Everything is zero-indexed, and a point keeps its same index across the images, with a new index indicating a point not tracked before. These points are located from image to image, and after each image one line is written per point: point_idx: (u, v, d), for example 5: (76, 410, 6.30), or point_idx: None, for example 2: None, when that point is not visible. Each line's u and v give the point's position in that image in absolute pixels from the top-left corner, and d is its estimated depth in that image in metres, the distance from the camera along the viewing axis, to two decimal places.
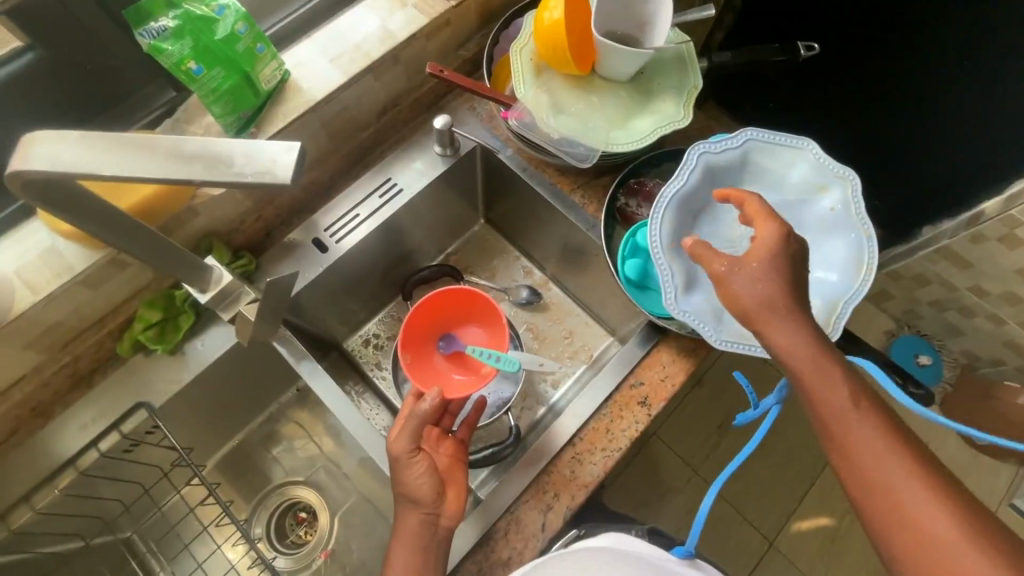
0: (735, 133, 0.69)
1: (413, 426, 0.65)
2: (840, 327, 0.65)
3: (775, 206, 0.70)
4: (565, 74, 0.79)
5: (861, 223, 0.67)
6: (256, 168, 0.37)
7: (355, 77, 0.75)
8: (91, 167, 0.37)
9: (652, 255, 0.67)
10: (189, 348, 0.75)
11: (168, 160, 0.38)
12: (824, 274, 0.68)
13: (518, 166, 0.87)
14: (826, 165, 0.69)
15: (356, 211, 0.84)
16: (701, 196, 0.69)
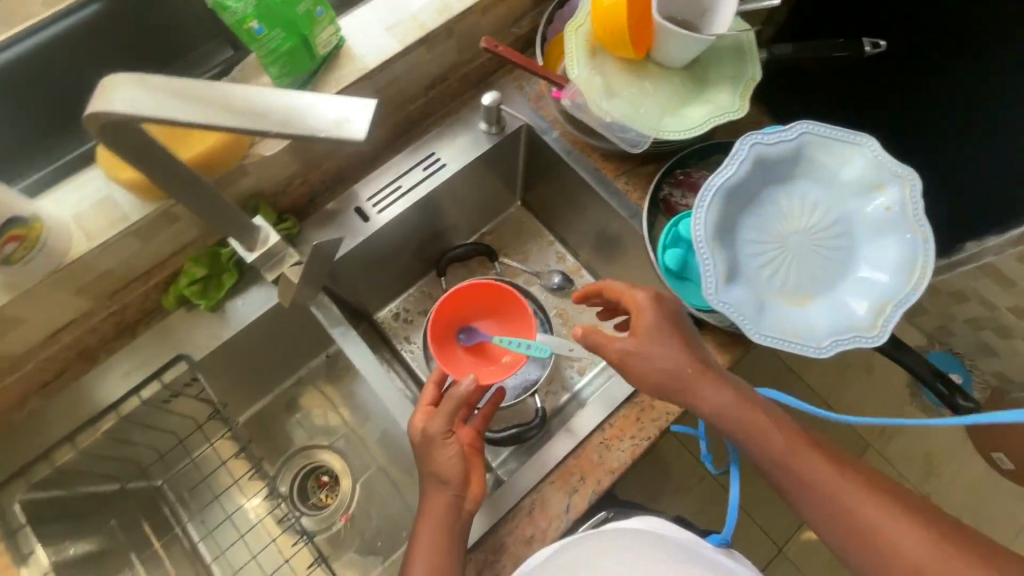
0: (791, 125, 0.67)
1: (450, 408, 0.66)
2: (887, 331, 0.64)
3: (825, 203, 0.68)
4: (620, 57, 0.78)
5: (917, 225, 0.65)
6: (326, 122, 0.37)
7: (409, 47, 0.75)
8: (164, 111, 0.38)
9: (696, 243, 0.65)
10: (230, 307, 0.76)
11: (238, 108, 0.38)
12: (873, 275, 0.66)
13: (563, 149, 0.86)
14: (885, 163, 0.66)
15: (398, 183, 0.84)
16: (750, 188, 0.68)
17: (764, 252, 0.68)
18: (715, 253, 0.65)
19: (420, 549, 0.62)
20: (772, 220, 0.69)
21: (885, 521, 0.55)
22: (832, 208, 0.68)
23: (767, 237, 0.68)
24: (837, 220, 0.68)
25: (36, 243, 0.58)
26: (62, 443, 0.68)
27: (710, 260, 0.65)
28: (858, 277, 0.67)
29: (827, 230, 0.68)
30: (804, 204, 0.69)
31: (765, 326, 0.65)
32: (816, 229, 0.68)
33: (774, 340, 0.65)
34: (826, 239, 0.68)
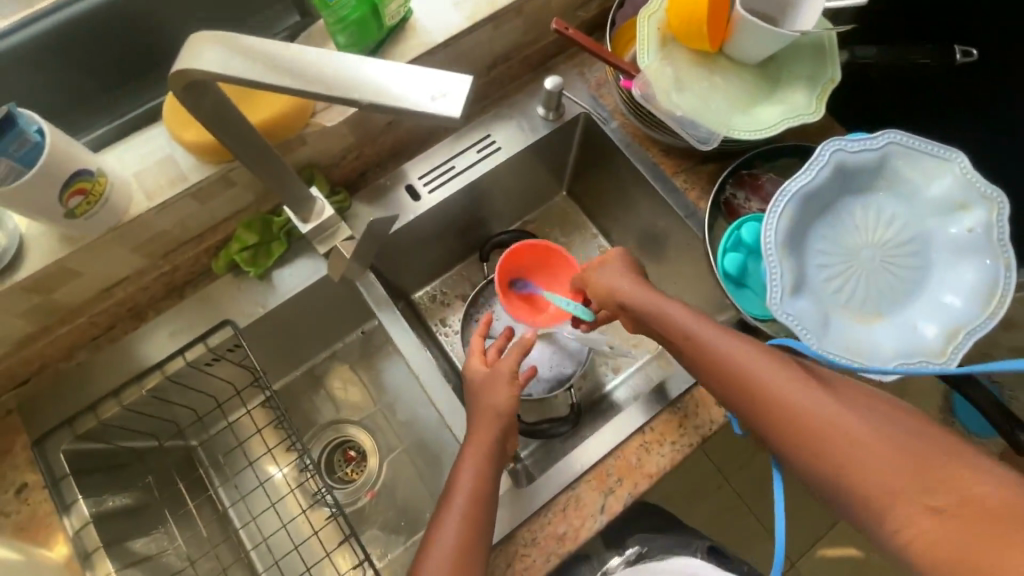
0: (877, 134, 0.64)
1: (522, 348, 0.70)
2: (957, 359, 0.61)
3: (902, 218, 0.65)
4: (693, 48, 0.75)
5: (1002, 251, 0.61)
6: (419, 96, 0.35)
7: (477, 24, 0.72)
8: (252, 73, 0.36)
9: (764, 250, 0.63)
10: (277, 276, 0.76)
11: (325, 75, 0.36)
12: (947, 298, 0.63)
13: (622, 141, 0.84)
14: (974, 181, 0.62)
15: (451, 163, 0.83)
16: (825, 196, 0.65)
17: (832, 264, 0.65)
18: (783, 262, 0.63)
19: (460, 491, 0.61)
20: (843, 232, 0.66)
21: (813, 404, 0.48)
22: (909, 224, 0.65)
23: (836, 249, 0.65)
24: (913, 237, 0.65)
25: (99, 197, 0.58)
26: (109, 398, 0.69)
27: (776, 268, 0.63)
28: (931, 299, 0.63)
29: (902, 248, 0.65)
30: (878, 217, 0.66)
31: (828, 342, 0.62)
32: (888, 245, 0.65)
33: (838, 357, 0.62)
34: (899, 256, 0.65)
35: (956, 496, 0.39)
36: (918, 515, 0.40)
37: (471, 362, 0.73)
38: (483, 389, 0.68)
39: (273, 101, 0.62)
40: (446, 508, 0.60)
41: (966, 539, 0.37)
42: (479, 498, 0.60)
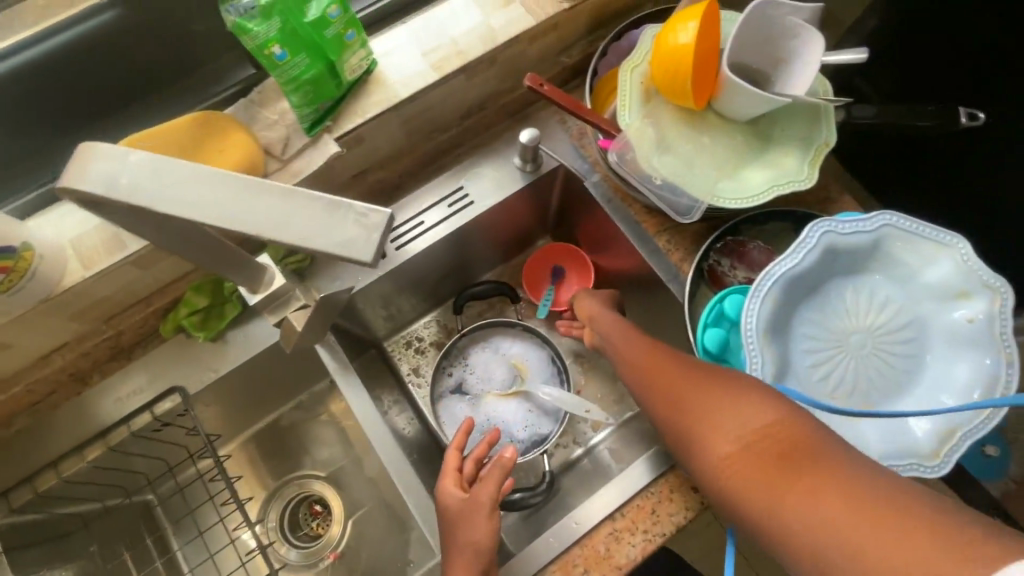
0: (869, 214, 0.59)
1: (500, 474, 0.64)
2: (950, 462, 0.56)
3: (896, 303, 0.60)
4: (678, 106, 0.70)
5: (1005, 345, 0.56)
6: (337, 236, 0.31)
7: (445, 76, 0.68)
8: (146, 199, 0.32)
9: (743, 337, 0.58)
10: (231, 338, 0.72)
11: (227, 202, 0.32)
12: (942, 395, 0.58)
13: (602, 196, 0.79)
14: (975, 269, 0.57)
15: (421, 217, 0.78)
16: (812, 278, 0.60)
17: (818, 350, 0.60)
18: (764, 351, 0.58)
19: None
20: (831, 316, 0.61)
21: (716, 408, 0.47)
22: (903, 310, 0.60)
23: (823, 335, 0.61)
24: (908, 323, 0.60)
25: (24, 273, 0.54)
26: (47, 469, 0.65)
27: (757, 356, 0.58)
28: (924, 394, 0.59)
29: (895, 333, 0.60)
30: (870, 300, 0.61)
31: None
32: (879, 332, 0.61)
33: None
34: (891, 341, 0.60)
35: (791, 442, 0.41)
36: (732, 449, 0.44)
37: (444, 482, 0.66)
38: (460, 527, 0.62)
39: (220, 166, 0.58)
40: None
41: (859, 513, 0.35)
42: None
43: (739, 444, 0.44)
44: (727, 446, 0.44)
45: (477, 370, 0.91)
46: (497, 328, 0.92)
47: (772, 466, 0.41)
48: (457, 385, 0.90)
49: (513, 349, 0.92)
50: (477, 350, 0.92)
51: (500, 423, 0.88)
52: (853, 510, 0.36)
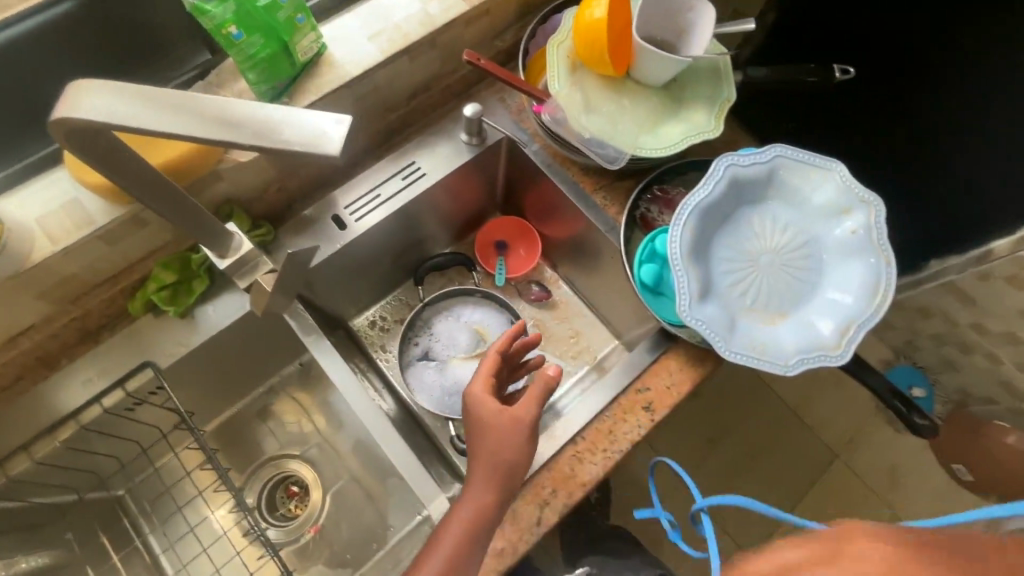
0: (763, 149, 0.69)
1: (542, 394, 0.68)
2: (851, 350, 0.66)
3: (795, 224, 0.71)
4: (600, 75, 0.79)
5: (881, 248, 0.67)
6: (302, 137, 0.38)
7: (390, 57, 0.75)
8: (133, 119, 0.38)
9: (670, 260, 0.66)
10: (201, 314, 0.74)
11: (208, 119, 0.38)
12: (839, 295, 0.68)
13: (543, 162, 0.87)
14: (851, 188, 0.69)
15: (377, 191, 0.84)
16: (724, 207, 0.70)
17: (736, 269, 0.70)
18: (688, 270, 0.67)
19: (440, 547, 0.61)
20: (743, 240, 0.70)
21: None
22: (801, 230, 0.71)
23: (738, 256, 0.70)
24: (808, 241, 0.70)
25: None
26: (18, 452, 0.66)
27: (683, 275, 0.67)
28: (824, 298, 0.69)
29: (798, 251, 0.70)
30: (774, 224, 0.71)
31: (735, 343, 0.66)
32: (785, 251, 0.70)
33: (746, 357, 0.66)
34: (796, 258, 0.70)
35: None
36: None
37: (482, 396, 0.68)
38: (493, 438, 0.65)
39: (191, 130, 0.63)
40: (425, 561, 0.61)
41: None
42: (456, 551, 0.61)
43: None
44: None
45: (442, 336, 0.96)
46: (457, 297, 0.98)
47: None
48: (423, 351, 0.96)
49: (474, 314, 0.98)
50: (440, 317, 0.98)
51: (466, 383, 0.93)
52: None
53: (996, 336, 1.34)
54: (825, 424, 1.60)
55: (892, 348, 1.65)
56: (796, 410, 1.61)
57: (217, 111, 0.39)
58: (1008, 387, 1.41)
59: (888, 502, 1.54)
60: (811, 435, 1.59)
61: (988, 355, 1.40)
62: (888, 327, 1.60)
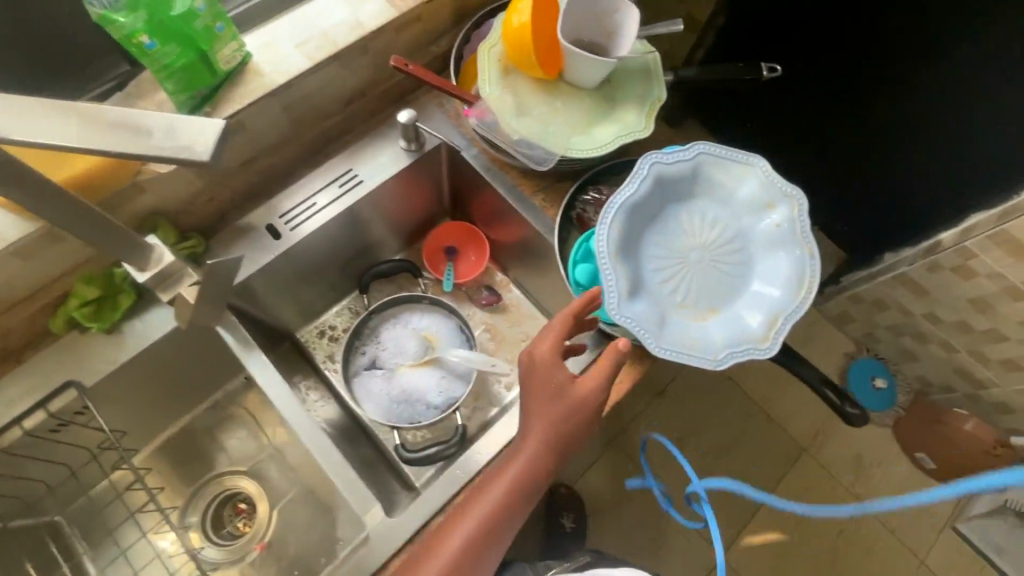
0: (687, 146, 0.70)
1: (612, 369, 0.66)
2: (779, 342, 0.67)
3: (722, 220, 0.72)
4: (532, 77, 0.80)
5: (805, 241, 0.68)
6: (175, 144, 0.39)
7: (319, 64, 0.74)
8: (2, 129, 0.37)
9: (597, 259, 0.67)
10: (129, 329, 0.73)
11: (77, 121, 0.39)
12: (767, 289, 0.69)
13: (482, 166, 0.87)
14: (775, 182, 0.70)
15: (314, 199, 0.83)
16: (650, 204, 0.70)
17: (666, 265, 0.70)
18: (616, 268, 0.67)
19: (485, 500, 0.64)
20: (672, 236, 0.71)
21: None
22: (729, 225, 0.71)
23: (668, 252, 0.71)
24: (736, 235, 0.71)
25: None
26: None
27: (611, 274, 0.67)
28: (752, 291, 0.70)
29: (727, 246, 0.71)
30: (703, 219, 0.72)
31: (665, 340, 0.67)
32: (714, 247, 0.71)
33: (677, 353, 0.67)
34: (725, 252, 0.71)
35: None
36: None
37: (552, 367, 0.66)
38: (558, 411, 0.65)
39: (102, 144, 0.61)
40: (466, 513, 0.64)
41: None
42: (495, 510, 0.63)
43: None
44: None
45: (390, 343, 0.96)
46: (404, 304, 0.98)
47: None
48: (370, 360, 0.95)
49: (422, 320, 0.97)
50: (388, 324, 0.97)
51: (413, 391, 0.92)
52: None
53: (949, 325, 1.34)
54: (791, 418, 1.61)
55: (853, 339, 1.66)
56: (762, 405, 1.62)
57: (88, 117, 0.39)
58: (964, 373, 1.43)
59: (855, 492, 1.55)
60: (777, 429, 1.60)
61: (943, 343, 1.41)
62: (848, 319, 1.61)
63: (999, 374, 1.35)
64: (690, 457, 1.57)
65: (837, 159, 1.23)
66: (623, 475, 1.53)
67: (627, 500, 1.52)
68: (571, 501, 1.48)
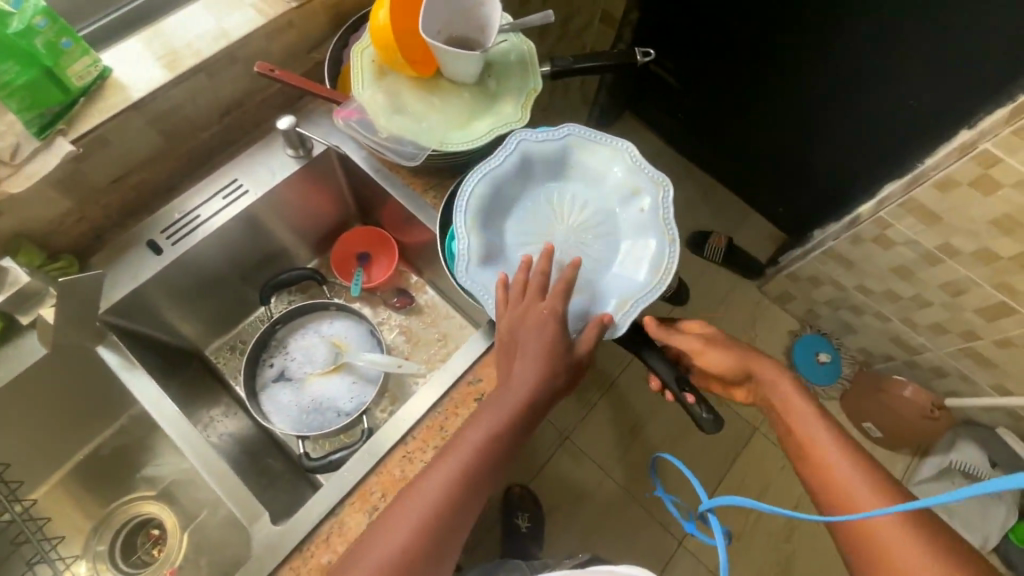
0: (556, 128, 0.79)
1: (598, 339, 0.68)
2: (630, 320, 0.72)
3: (592, 202, 0.79)
4: (405, 77, 0.81)
5: (665, 227, 0.76)
6: None
7: (184, 75, 0.74)
8: None
9: (454, 224, 0.74)
10: (1, 357, 0.70)
11: None
12: (628, 272, 0.76)
13: (371, 168, 0.87)
14: (642, 169, 0.78)
15: (197, 211, 0.82)
16: (517, 180, 0.79)
17: (530, 237, 0.78)
18: (473, 234, 0.74)
19: (450, 463, 0.63)
20: (542, 215, 0.79)
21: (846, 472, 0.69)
22: (598, 207, 0.79)
23: (535, 227, 0.78)
24: (604, 217, 0.79)
25: None
26: None
27: (465, 240, 0.74)
28: (612, 269, 0.76)
29: (595, 227, 0.78)
30: (571, 199, 0.80)
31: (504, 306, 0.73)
32: (581, 225, 0.79)
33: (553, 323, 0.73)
34: (592, 230, 0.78)
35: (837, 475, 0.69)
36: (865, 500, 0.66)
37: (561, 329, 0.67)
38: (555, 369, 0.66)
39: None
40: (457, 452, 0.63)
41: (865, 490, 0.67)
42: (486, 455, 0.63)
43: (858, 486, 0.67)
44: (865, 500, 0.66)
45: (298, 351, 0.95)
46: (313, 311, 0.97)
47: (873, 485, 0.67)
48: (278, 371, 0.93)
49: (332, 326, 0.96)
50: (297, 332, 0.96)
51: (324, 399, 0.92)
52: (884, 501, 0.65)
53: (879, 295, 1.43)
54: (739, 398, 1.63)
55: (797, 317, 1.73)
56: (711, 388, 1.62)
57: None
58: (898, 340, 1.51)
59: None
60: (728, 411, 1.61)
61: (876, 314, 1.49)
62: (789, 297, 1.69)
63: (929, 338, 1.41)
64: (643, 447, 1.56)
65: (773, 111, 1.42)
66: (576, 470, 1.53)
67: (581, 496, 1.50)
68: (527, 498, 1.47)
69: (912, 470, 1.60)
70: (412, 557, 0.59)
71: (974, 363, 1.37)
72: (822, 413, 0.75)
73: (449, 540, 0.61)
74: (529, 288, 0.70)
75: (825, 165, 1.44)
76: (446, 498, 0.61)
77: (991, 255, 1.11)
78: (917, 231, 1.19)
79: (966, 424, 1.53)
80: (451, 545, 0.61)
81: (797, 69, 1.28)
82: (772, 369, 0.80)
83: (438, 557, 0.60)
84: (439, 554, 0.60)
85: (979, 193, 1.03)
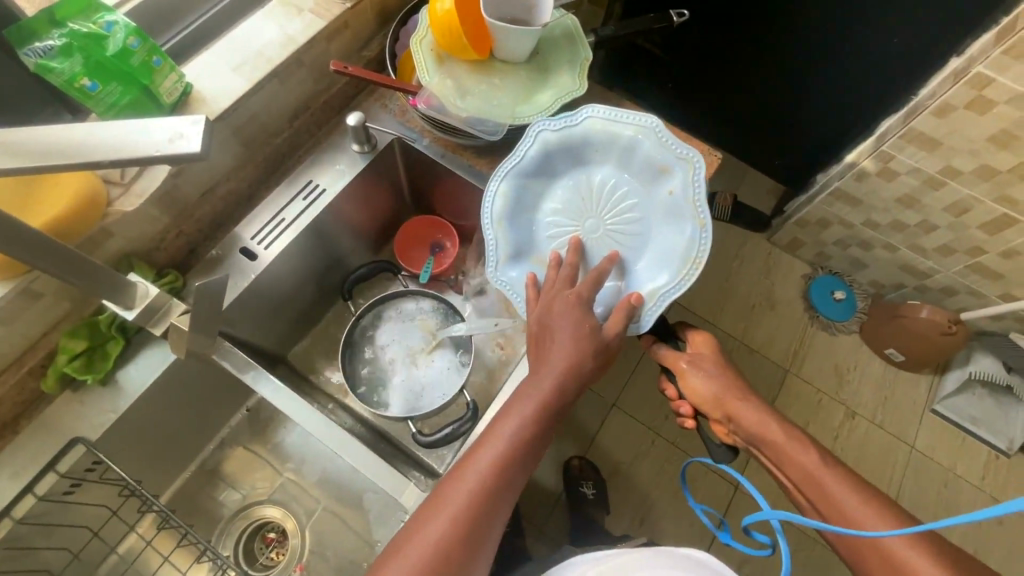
0: (574, 112, 0.80)
1: (626, 317, 0.72)
2: (658, 313, 0.75)
3: (625, 181, 0.82)
4: (465, 61, 0.84)
5: (697, 213, 0.77)
6: (157, 144, 0.40)
7: (259, 83, 0.76)
8: (44, 155, 0.40)
9: (481, 224, 0.80)
10: (123, 374, 0.74)
11: (16, 150, 0.40)
12: (662, 263, 0.78)
13: (436, 154, 0.91)
14: (674, 148, 0.78)
15: (281, 216, 0.85)
16: (542, 166, 0.82)
17: (561, 228, 0.82)
18: (499, 233, 0.81)
19: (495, 440, 0.64)
20: (571, 203, 0.83)
21: (842, 492, 0.73)
22: (631, 188, 0.82)
23: (562, 217, 0.82)
24: (632, 199, 0.81)
25: None
26: None
27: (492, 239, 0.80)
28: (644, 253, 0.79)
29: (629, 213, 0.81)
30: (599, 183, 0.83)
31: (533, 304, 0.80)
32: (611, 208, 0.82)
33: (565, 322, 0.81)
34: (622, 213, 0.81)
35: (830, 489, 0.74)
36: (862, 510, 0.71)
37: (585, 311, 0.71)
38: (582, 351, 0.68)
39: (69, 186, 0.63)
40: (489, 445, 0.64)
41: (860, 501, 0.72)
42: (517, 446, 0.64)
43: (855, 499, 0.72)
44: (859, 509, 0.71)
45: (387, 346, 0.97)
46: (390, 299, 0.99)
47: (869, 495, 0.72)
48: (374, 375, 0.95)
49: (412, 313, 0.99)
50: (379, 330, 0.98)
51: (427, 375, 0.94)
52: (879, 512, 0.70)
53: (886, 227, 1.49)
54: (769, 342, 1.69)
55: (807, 262, 1.78)
56: (742, 338, 1.70)
57: (53, 136, 0.41)
58: (907, 268, 1.58)
59: (842, 399, 1.64)
60: (761, 357, 1.68)
61: (885, 246, 1.55)
62: (799, 244, 1.74)
63: (937, 261, 1.48)
64: None
65: (765, 66, 1.47)
66: (628, 433, 1.54)
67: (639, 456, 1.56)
68: (587, 469, 1.45)
69: (934, 388, 1.65)
70: (450, 551, 0.58)
71: (981, 277, 1.43)
72: (802, 437, 0.80)
73: (485, 534, 0.60)
74: (556, 277, 0.75)
75: (817, 116, 1.50)
76: (491, 477, 0.62)
77: (990, 171, 1.16)
78: (918, 158, 1.25)
79: (980, 337, 1.59)
80: (487, 535, 0.60)
81: (788, 22, 1.33)
82: (751, 411, 0.83)
83: (479, 542, 0.59)
84: (480, 533, 0.60)
85: (975, 114, 1.09)
